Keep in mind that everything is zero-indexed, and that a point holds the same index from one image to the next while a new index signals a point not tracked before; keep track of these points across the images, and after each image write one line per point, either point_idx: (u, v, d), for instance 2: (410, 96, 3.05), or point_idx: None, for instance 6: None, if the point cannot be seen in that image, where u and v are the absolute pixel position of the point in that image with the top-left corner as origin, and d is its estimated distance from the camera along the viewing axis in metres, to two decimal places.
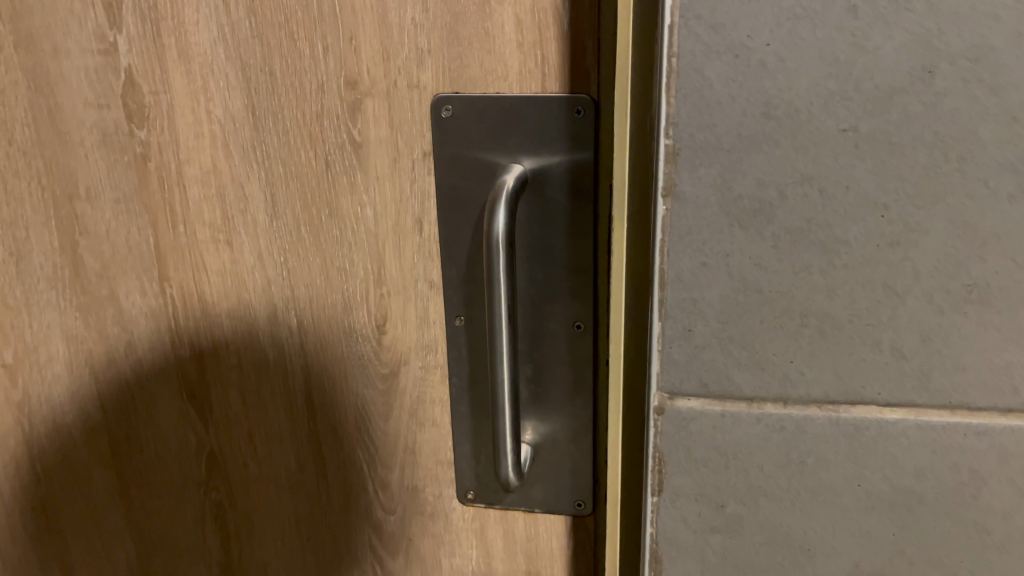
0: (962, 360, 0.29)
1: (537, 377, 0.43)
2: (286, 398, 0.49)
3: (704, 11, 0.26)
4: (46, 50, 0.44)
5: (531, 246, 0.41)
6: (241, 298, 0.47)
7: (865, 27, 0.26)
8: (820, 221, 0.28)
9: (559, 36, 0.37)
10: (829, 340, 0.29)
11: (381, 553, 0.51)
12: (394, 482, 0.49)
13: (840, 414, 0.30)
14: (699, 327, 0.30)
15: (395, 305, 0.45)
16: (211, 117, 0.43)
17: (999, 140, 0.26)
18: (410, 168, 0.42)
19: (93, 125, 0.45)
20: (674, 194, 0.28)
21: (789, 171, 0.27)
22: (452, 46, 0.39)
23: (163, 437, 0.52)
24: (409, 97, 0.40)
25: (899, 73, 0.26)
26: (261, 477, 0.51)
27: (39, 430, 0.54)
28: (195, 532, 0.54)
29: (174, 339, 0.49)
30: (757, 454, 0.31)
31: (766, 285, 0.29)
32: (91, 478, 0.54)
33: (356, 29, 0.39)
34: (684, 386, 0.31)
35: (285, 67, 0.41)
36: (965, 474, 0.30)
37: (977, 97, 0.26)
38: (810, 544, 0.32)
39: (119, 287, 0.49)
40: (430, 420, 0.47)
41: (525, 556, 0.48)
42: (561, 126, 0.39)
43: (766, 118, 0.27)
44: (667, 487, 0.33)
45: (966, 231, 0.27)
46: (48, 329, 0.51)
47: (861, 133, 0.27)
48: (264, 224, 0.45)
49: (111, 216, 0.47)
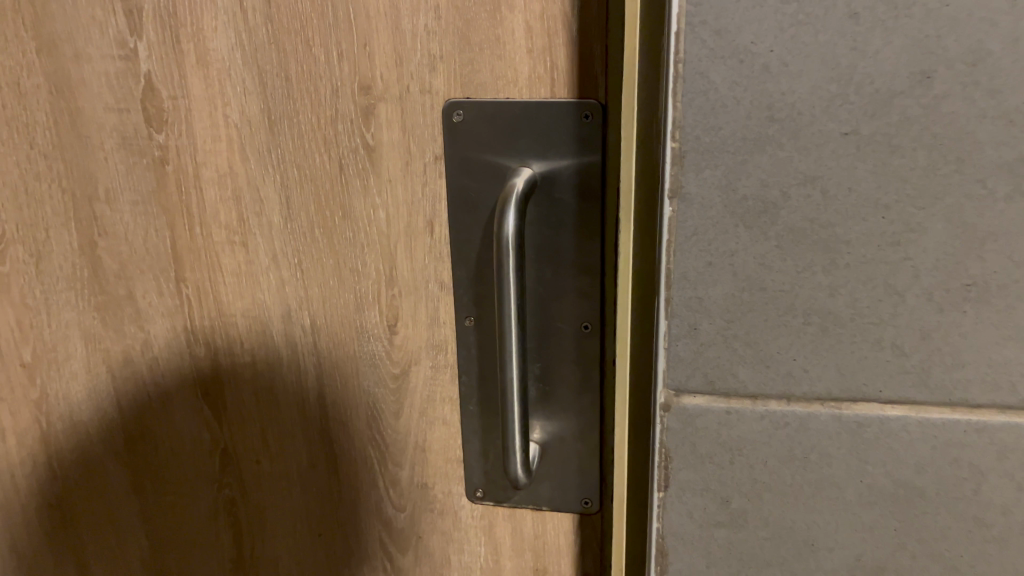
0: (962, 357, 0.29)
1: (545, 376, 0.44)
2: (299, 396, 0.50)
3: (709, 17, 0.27)
4: (68, 56, 0.46)
5: (540, 248, 0.42)
6: (255, 298, 0.48)
7: (865, 32, 0.26)
8: (822, 221, 0.29)
9: (568, 43, 0.38)
10: (831, 337, 0.30)
11: (390, 549, 0.52)
12: (405, 479, 0.50)
13: (842, 410, 0.31)
14: (705, 324, 0.31)
15: (406, 305, 0.45)
16: (228, 121, 0.44)
17: (996, 142, 0.27)
18: (422, 170, 0.43)
19: (113, 129, 0.47)
20: (680, 195, 0.29)
21: (792, 172, 0.28)
22: (464, 52, 0.40)
23: (178, 434, 0.53)
24: (421, 101, 0.41)
25: (899, 77, 0.27)
26: (274, 475, 0.52)
27: (56, 428, 0.55)
28: (209, 528, 0.54)
29: (190, 338, 0.50)
30: (761, 450, 0.32)
31: (769, 283, 0.30)
32: (107, 475, 0.55)
33: (370, 36, 0.40)
34: (690, 383, 0.32)
35: (301, 72, 0.42)
36: (965, 470, 0.31)
37: (974, 100, 0.26)
38: (814, 539, 0.33)
39: (136, 287, 0.50)
40: (441, 418, 0.47)
41: (533, 554, 0.49)
42: (570, 130, 0.40)
43: (770, 121, 0.28)
44: (673, 482, 0.33)
45: (965, 231, 0.28)
46: (67, 328, 0.52)
47: (862, 136, 0.27)
48: (279, 226, 0.46)
49: (130, 218, 0.48)
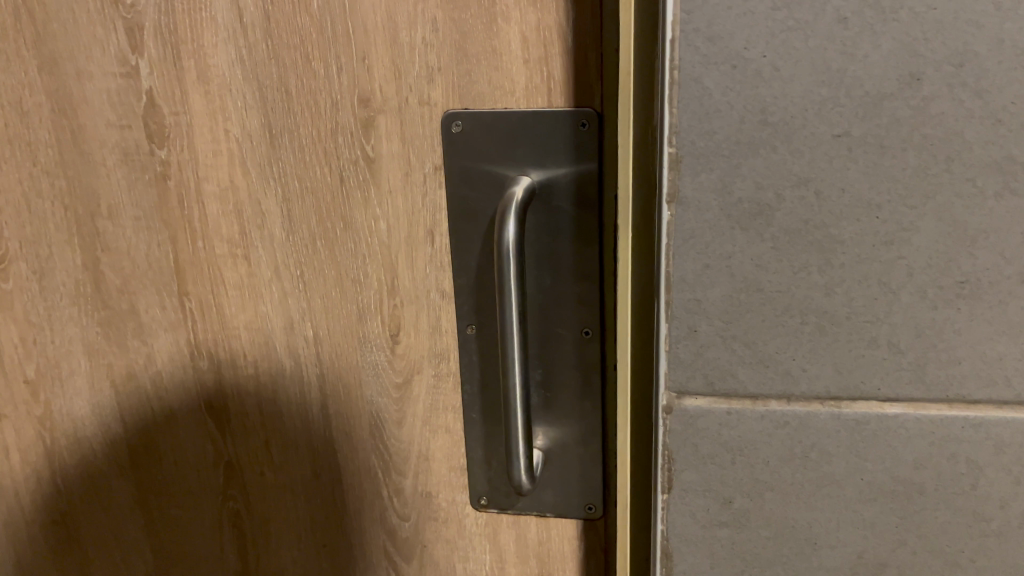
0: (957, 354, 0.30)
1: (547, 383, 0.45)
2: (302, 408, 0.50)
3: (701, 25, 0.28)
4: (69, 74, 0.46)
5: (539, 255, 0.42)
6: (258, 310, 0.48)
7: (854, 37, 0.27)
8: (817, 222, 0.29)
9: (564, 52, 0.39)
10: (828, 337, 0.30)
11: (396, 558, 0.52)
12: (408, 489, 0.50)
13: (841, 408, 0.31)
14: (703, 326, 0.31)
15: (408, 314, 0.46)
16: (229, 136, 0.45)
17: (985, 141, 0.27)
18: (421, 181, 0.43)
19: (115, 145, 0.47)
20: (677, 199, 0.30)
21: (787, 174, 0.29)
22: (461, 63, 0.40)
23: (182, 447, 0.53)
24: (420, 113, 0.42)
25: (888, 80, 0.27)
26: (278, 486, 0.52)
27: (60, 444, 0.55)
28: (213, 540, 0.55)
29: (193, 352, 0.51)
30: (763, 449, 0.32)
31: (767, 283, 0.30)
32: (112, 490, 0.55)
33: (368, 49, 0.41)
34: (691, 384, 0.32)
35: (300, 87, 0.43)
36: (963, 465, 0.31)
37: (962, 101, 0.27)
38: (816, 537, 0.33)
39: (139, 302, 0.50)
40: (443, 426, 0.48)
41: (537, 560, 0.49)
42: (567, 138, 0.40)
43: (764, 125, 0.28)
44: (676, 484, 0.34)
45: (956, 229, 0.28)
46: (70, 344, 0.53)
47: (853, 137, 0.28)
48: (281, 238, 0.46)
49: (132, 233, 0.49)
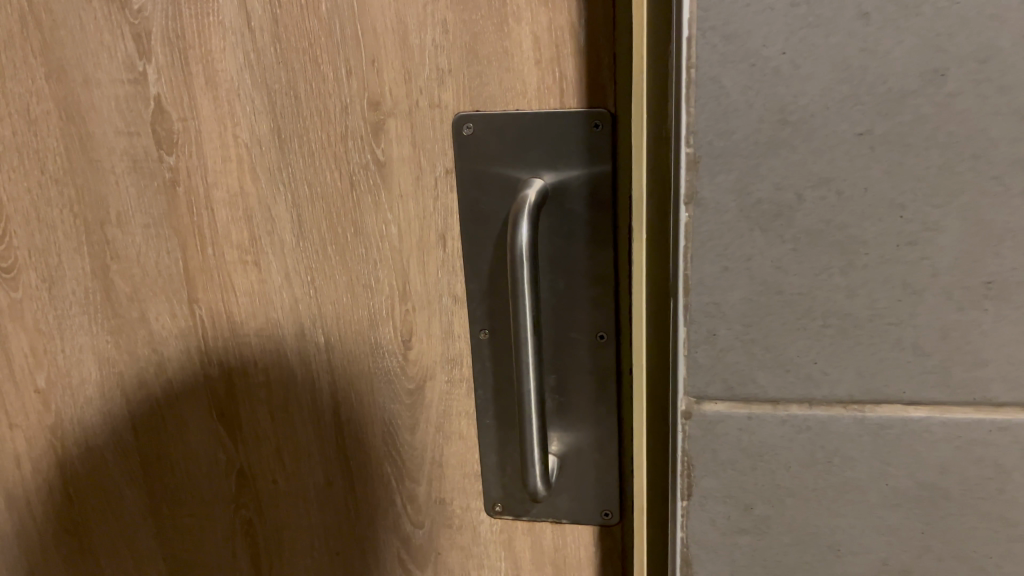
0: (983, 356, 0.29)
1: (562, 388, 0.44)
2: (314, 414, 0.50)
3: (719, 22, 0.27)
4: (77, 81, 0.46)
5: (552, 259, 0.42)
6: (269, 317, 0.48)
7: (876, 32, 0.26)
8: (838, 222, 0.29)
9: (576, 53, 0.38)
10: (851, 339, 0.30)
11: (410, 565, 0.51)
12: (422, 495, 0.49)
13: (864, 413, 0.31)
14: (723, 330, 0.31)
15: (420, 319, 0.45)
16: (238, 141, 0.45)
17: (1010, 138, 0.27)
18: (432, 185, 0.43)
19: (123, 153, 0.47)
20: (695, 200, 0.29)
21: (808, 174, 0.28)
22: (472, 65, 0.40)
23: (194, 456, 0.53)
24: (431, 115, 0.41)
25: (911, 77, 0.27)
26: (291, 494, 0.52)
27: (72, 453, 0.55)
28: (226, 549, 0.54)
29: (203, 359, 0.50)
30: (784, 454, 0.32)
31: (788, 286, 0.29)
32: (124, 499, 0.55)
33: (378, 53, 0.41)
34: (710, 389, 0.31)
35: (310, 91, 0.43)
36: (990, 469, 0.30)
37: (987, 97, 0.27)
38: (840, 544, 0.32)
39: (149, 309, 0.50)
40: (457, 431, 0.47)
41: (553, 566, 0.48)
42: (579, 140, 0.40)
43: (783, 124, 0.28)
44: (695, 491, 0.33)
45: (981, 229, 0.28)
46: (80, 352, 0.52)
47: (876, 136, 0.27)
48: (291, 244, 0.46)
49: (142, 241, 0.49)
